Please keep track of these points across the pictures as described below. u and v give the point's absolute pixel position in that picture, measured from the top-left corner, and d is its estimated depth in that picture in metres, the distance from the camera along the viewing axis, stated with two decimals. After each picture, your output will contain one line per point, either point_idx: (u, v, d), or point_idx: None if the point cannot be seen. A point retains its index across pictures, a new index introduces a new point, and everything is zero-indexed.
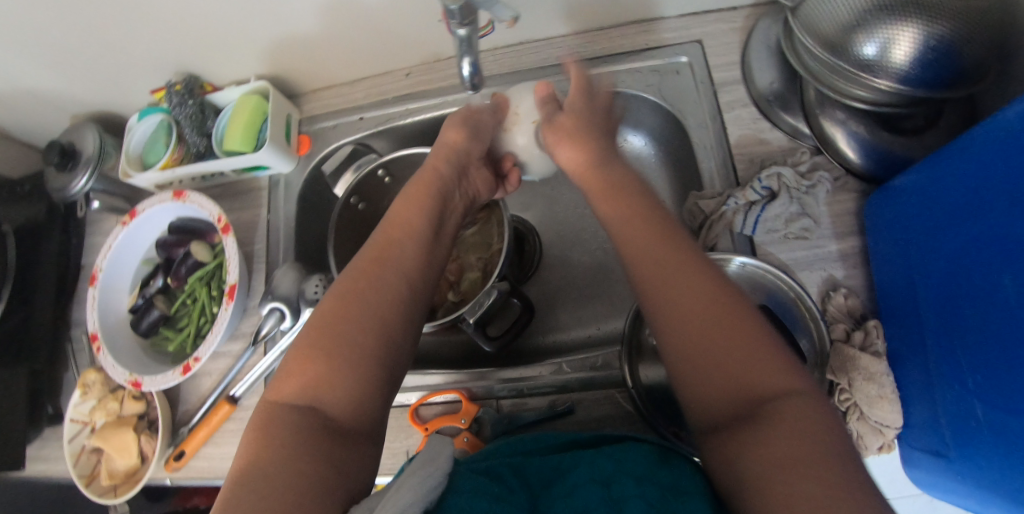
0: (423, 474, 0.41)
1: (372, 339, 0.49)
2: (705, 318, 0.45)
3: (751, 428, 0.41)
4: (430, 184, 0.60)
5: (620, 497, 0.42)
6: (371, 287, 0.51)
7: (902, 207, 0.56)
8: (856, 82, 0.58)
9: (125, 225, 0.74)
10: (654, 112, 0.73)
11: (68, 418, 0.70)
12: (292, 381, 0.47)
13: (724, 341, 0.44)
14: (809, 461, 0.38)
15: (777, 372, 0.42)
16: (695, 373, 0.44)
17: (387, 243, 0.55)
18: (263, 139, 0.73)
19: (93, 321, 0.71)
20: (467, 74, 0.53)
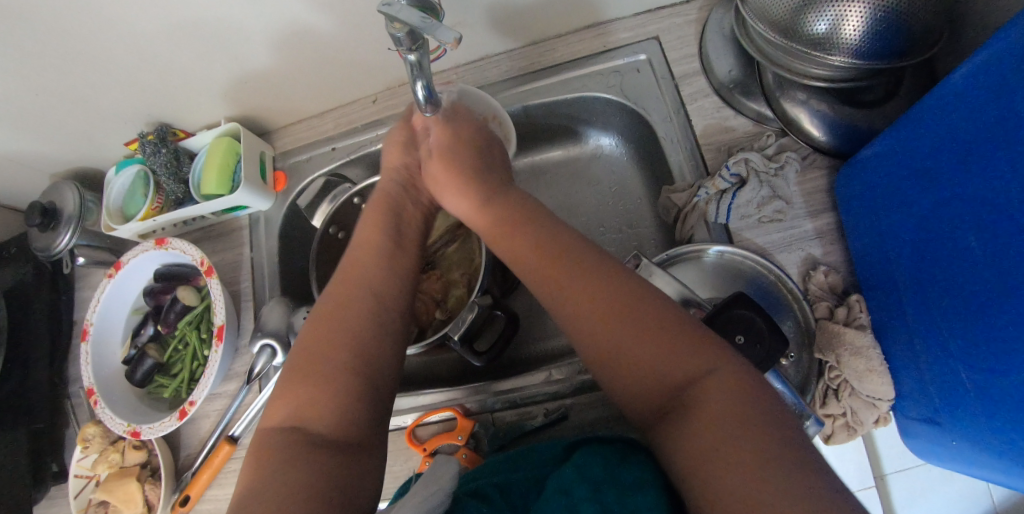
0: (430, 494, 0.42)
1: (346, 354, 0.49)
2: (616, 318, 0.46)
3: (682, 420, 0.41)
4: (385, 204, 0.62)
5: (575, 502, 0.41)
6: (344, 306, 0.52)
7: (869, 178, 0.57)
8: (811, 61, 0.58)
9: (111, 278, 0.74)
10: (620, 112, 0.73)
11: (73, 473, 0.71)
12: (278, 410, 0.47)
13: (640, 337, 0.44)
14: (737, 441, 0.38)
15: (694, 358, 0.43)
16: (624, 373, 0.45)
17: (348, 264, 0.56)
18: (239, 180, 0.74)
19: (87, 376, 0.71)
20: (422, 96, 0.55)
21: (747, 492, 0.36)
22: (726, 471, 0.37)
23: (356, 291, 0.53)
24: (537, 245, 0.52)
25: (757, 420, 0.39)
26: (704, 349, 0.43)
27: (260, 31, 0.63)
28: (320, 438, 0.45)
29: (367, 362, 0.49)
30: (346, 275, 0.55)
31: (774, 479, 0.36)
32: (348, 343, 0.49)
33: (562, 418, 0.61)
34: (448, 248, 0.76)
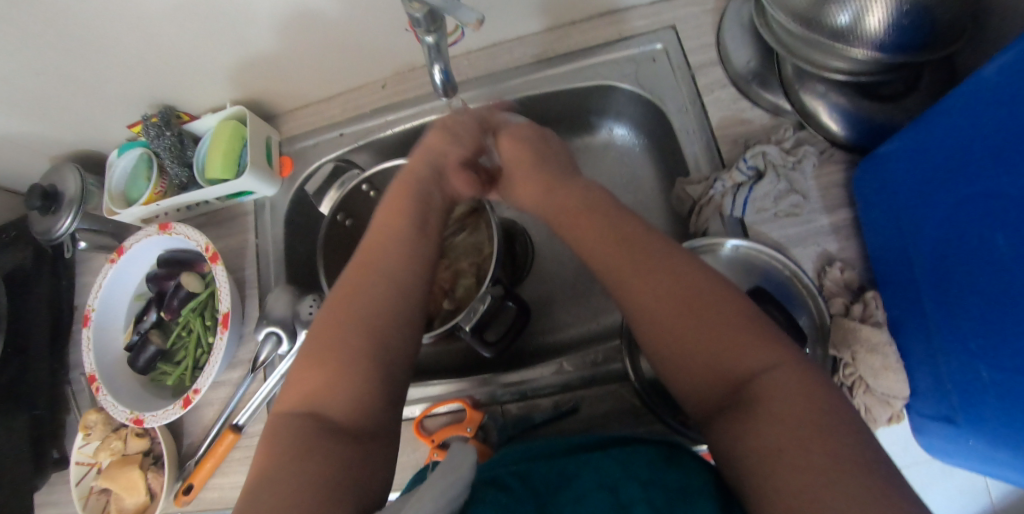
0: (447, 482, 0.41)
1: (365, 343, 0.48)
2: (681, 311, 0.46)
3: (743, 414, 0.41)
4: (415, 184, 0.61)
5: (627, 501, 0.42)
6: (364, 291, 0.51)
7: (887, 176, 0.56)
8: (831, 54, 0.57)
9: (114, 263, 0.73)
10: (634, 102, 0.72)
11: (74, 460, 0.70)
12: (292, 392, 0.47)
13: (707, 330, 0.45)
14: (803, 442, 0.38)
15: (761, 355, 0.43)
16: (681, 366, 0.46)
17: (374, 244, 0.55)
18: (244, 165, 0.72)
19: (89, 363, 0.70)
20: (439, 80, 0.54)
21: (817, 495, 0.36)
22: (788, 468, 0.38)
23: (375, 274, 0.52)
24: (609, 246, 0.52)
25: (825, 418, 0.39)
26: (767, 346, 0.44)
27: (268, 13, 0.62)
28: (331, 422, 0.44)
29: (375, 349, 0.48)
30: (366, 255, 0.54)
31: (843, 482, 0.36)
32: (361, 329, 0.49)
33: (572, 411, 0.60)
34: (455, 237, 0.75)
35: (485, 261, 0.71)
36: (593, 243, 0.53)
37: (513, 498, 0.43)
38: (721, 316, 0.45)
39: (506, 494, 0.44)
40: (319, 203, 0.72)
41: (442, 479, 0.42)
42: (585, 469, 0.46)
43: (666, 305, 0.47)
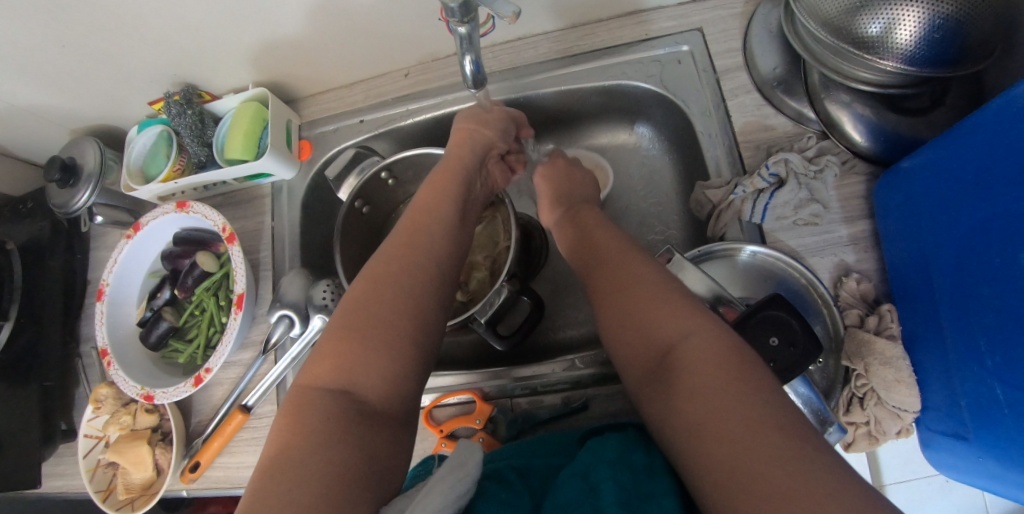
0: (453, 479, 0.41)
1: (407, 323, 0.48)
2: (623, 289, 0.49)
3: (665, 386, 0.42)
4: (454, 170, 0.61)
5: (596, 482, 0.41)
6: (405, 269, 0.51)
7: (909, 191, 0.56)
8: (859, 64, 0.57)
9: (129, 239, 0.74)
10: (657, 102, 0.72)
11: (82, 432, 0.71)
12: (325, 367, 0.46)
13: (642, 306, 0.47)
14: (711, 407, 0.39)
15: (684, 326, 0.44)
16: (622, 348, 0.47)
17: (412, 222, 0.56)
18: (264, 147, 0.72)
19: (102, 337, 0.70)
20: (468, 71, 0.53)
21: (723, 460, 0.36)
22: (700, 433, 0.38)
23: (415, 257, 0.52)
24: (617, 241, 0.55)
25: (740, 383, 0.39)
26: (697, 320, 0.44)
27: None
28: (361, 403, 0.44)
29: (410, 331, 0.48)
30: (401, 235, 0.54)
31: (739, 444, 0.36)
32: (402, 311, 0.48)
33: (581, 408, 0.60)
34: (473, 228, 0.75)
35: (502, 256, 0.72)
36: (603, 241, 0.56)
37: (511, 494, 0.45)
38: (654, 294, 0.47)
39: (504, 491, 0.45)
40: (338, 189, 0.73)
41: (450, 475, 0.42)
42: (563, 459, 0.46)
43: (614, 290, 0.50)
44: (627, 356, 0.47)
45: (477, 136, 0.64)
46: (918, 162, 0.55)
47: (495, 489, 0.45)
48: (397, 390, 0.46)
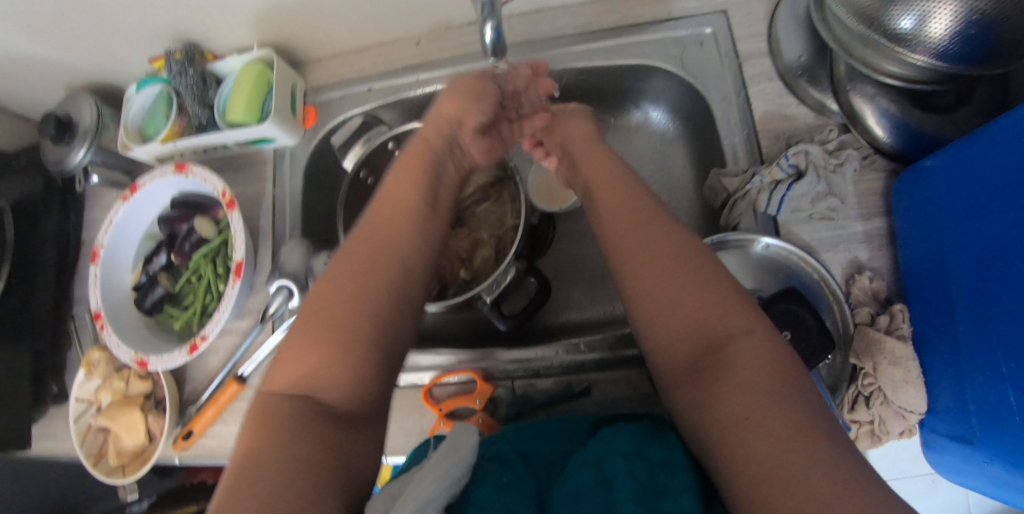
0: (447, 466, 0.41)
1: (369, 322, 0.46)
2: (668, 270, 0.46)
3: (712, 378, 0.41)
4: (422, 159, 0.58)
5: (610, 476, 0.41)
6: (367, 267, 0.49)
7: (928, 190, 0.55)
8: (887, 55, 0.55)
9: (126, 200, 0.72)
10: (676, 85, 0.70)
11: (74, 396, 0.69)
12: (285, 373, 0.44)
13: (690, 290, 0.45)
14: (765, 404, 0.38)
15: (736, 319, 0.43)
16: (661, 330, 0.45)
17: (380, 215, 0.53)
18: (268, 111, 0.70)
19: (95, 300, 0.69)
20: (489, 37, 0.52)
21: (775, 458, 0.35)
22: (748, 425, 0.37)
23: (379, 253, 0.50)
24: (632, 221, 0.50)
25: (792, 386, 0.39)
26: (747, 315, 0.43)
27: None
28: (324, 403, 0.43)
29: (375, 326, 0.46)
30: (366, 232, 0.52)
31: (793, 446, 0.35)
32: (369, 306, 0.47)
33: (584, 393, 0.60)
34: (480, 206, 0.73)
35: (508, 235, 0.70)
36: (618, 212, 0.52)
37: (513, 476, 0.43)
38: (704, 279, 0.45)
39: (506, 472, 0.44)
40: (342, 159, 0.71)
41: (445, 459, 0.42)
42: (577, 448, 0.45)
43: (662, 269, 0.46)
44: (667, 338, 0.45)
45: (450, 115, 0.60)
46: (942, 162, 0.54)
47: (496, 470, 0.44)
48: (366, 388, 0.45)
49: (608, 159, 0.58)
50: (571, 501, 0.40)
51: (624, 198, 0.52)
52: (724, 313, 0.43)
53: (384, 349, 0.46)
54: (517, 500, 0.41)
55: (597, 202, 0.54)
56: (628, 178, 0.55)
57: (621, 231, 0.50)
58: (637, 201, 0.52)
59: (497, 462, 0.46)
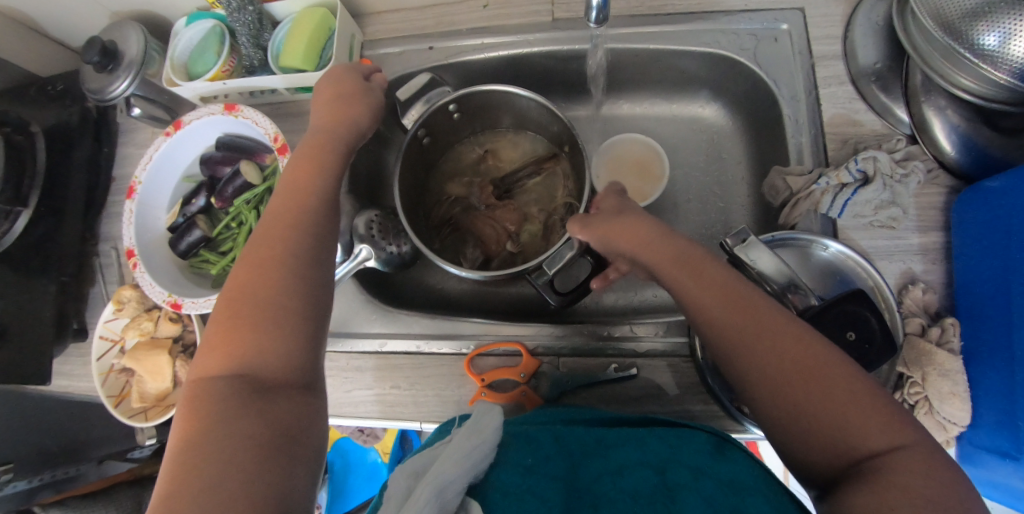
0: (473, 445, 0.45)
1: (298, 298, 0.45)
2: (795, 369, 0.41)
3: (855, 486, 0.37)
4: (322, 150, 0.53)
5: (677, 482, 0.45)
6: (273, 241, 0.46)
7: (988, 210, 0.56)
8: (966, 70, 0.55)
9: (168, 136, 0.69)
10: (743, 78, 0.69)
11: (98, 333, 0.67)
12: (214, 356, 0.42)
13: (823, 391, 0.40)
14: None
15: (877, 427, 0.38)
16: (767, 408, 0.42)
17: (286, 194, 0.50)
18: (326, 58, 0.69)
19: (128, 237, 0.67)
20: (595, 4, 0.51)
21: None
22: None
23: (292, 231, 0.47)
24: (726, 307, 0.45)
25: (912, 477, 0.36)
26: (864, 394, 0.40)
27: None
28: (254, 378, 0.41)
29: (297, 300, 0.44)
30: (278, 209, 0.49)
31: None
32: (290, 281, 0.45)
33: (633, 375, 0.61)
34: (530, 179, 0.72)
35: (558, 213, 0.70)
36: (699, 286, 0.47)
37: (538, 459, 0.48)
38: (840, 382, 0.40)
39: (530, 456, 0.48)
40: (404, 112, 0.67)
41: (469, 439, 0.46)
42: (622, 446, 0.50)
43: (774, 356, 0.42)
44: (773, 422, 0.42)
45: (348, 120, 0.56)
46: (1007, 184, 0.54)
47: (520, 452, 0.49)
48: (299, 355, 0.43)
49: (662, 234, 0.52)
50: (629, 495, 0.45)
51: (706, 267, 0.48)
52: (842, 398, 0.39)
53: (307, 313, 0.45)
54: (542, 483, 0.45)
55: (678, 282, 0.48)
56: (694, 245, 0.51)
57: (710, 307, 0.46)
58: (724, 272, 0.47)
59: (521, 445, 0.50)
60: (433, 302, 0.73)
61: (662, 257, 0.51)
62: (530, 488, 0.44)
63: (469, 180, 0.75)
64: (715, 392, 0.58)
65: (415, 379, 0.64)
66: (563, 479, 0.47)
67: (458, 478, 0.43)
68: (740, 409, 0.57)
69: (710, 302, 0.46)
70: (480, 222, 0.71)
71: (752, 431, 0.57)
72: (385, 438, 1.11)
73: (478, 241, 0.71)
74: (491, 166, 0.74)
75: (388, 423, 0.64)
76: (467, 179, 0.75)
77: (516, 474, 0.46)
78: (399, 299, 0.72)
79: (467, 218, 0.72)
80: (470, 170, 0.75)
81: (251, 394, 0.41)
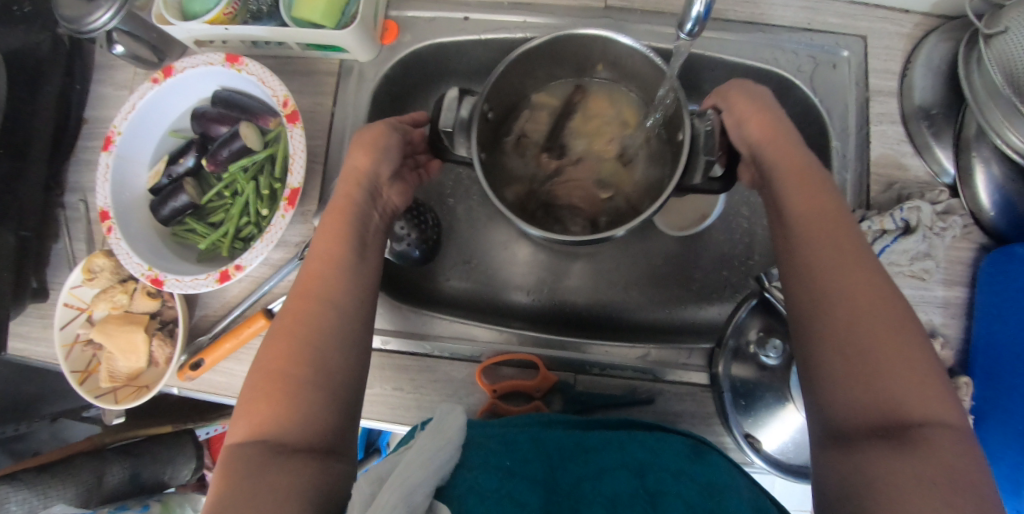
0: (436, 446, 0.42)
1: (332, 363, 0.43)
2: (879, 325, 0.39)
3: (893, 450, 0.36)
4: (344, 215, 0.49)
5: (655, 489, 0.44)
6: (311, 312, 0.44)
7: (1017, 276, 0.56)
8: (1019, 124, 0.52)
9: (156, 83, 0.60)
10: (793, 100, 0.67)
11: (62, 301, 0.60)
12: (243, 422, 0.40)
13: (905, 352, 0.38)
14: (940, 487, 0.34)
15: (929, 396, 0.37)
16: (837, 377, 0.40)
17: (318, 256, 0.47)
18: (349, 16, 0.61)
19: (103, 196, 0.58)
20: (694, 12, 0.44)
21: None
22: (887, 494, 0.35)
23: (330, 301, 0.45)
24: (838, 257, 0.43)
25: (951, 456, 0.35)
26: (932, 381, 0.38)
27: None
28: (275, 438, 0.39)
29: (323, 374, 0.42)
30: (310, 264, 0.47)
31: None
32: (322, 349, 0.43)
33: (650, 401, 0.59)
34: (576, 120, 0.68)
35: (640, 143, 0.66)
36: (815, 235, 0.45)
37: (515, 463, 0.45)
38: (914, 352, 0.38)
39: (509, 460, 0.46)
40: (453, 146, 0.58)
41: (432, 442, 0.42)
42: (602, 450, 0.48)
43: (863, 310, 0.40)
44: (827, 381, 0.40)
45: (363, 171, 0.51)
46: None
47: (496, 454, 0.46)
48: (323, 419, 0.41)
49: (802, 158, 0.49)
50: (608, 501, 0.43)
51: (827, 210, 0.46)
52: (906, 366, 0.38)
53: (340, 383, 0.43)
54: (520, 487, 0.42)
55: (787, 211, 0.47)
56: (819, 178, 0.48)
57: (815, 251, 0.44)
58: (842, 222, 0.45)
59: (499, 445, 0.48)
60: (445, 302, 0.70)
61: (785, 192, 0.48)
62: (508, 493, 0.41)
63: (523, 158, 0.68)
64: (728, 423, 0.57)
65: (420, 382, 0.60)
66: (541, 485, 0.44)
67: (426, 482, 0.39)
68: (750, 442, 0.57)
69: (817, 247, 0.44)
70: (567, 192, 0.66)
71: (756, 464, 0.57)
72: None
73: (571, 212, 0.66)
74: (530, 143, 0.68)
75: (385, 426, 0.60)
76: (519, 171, 0.67)
77: (480, 476, 0.42)
78: (415, 297, 0.69)
79: (548, 195, 0.66)
80: (518, 162, 0.68)
81: (265, 457, 0.38)
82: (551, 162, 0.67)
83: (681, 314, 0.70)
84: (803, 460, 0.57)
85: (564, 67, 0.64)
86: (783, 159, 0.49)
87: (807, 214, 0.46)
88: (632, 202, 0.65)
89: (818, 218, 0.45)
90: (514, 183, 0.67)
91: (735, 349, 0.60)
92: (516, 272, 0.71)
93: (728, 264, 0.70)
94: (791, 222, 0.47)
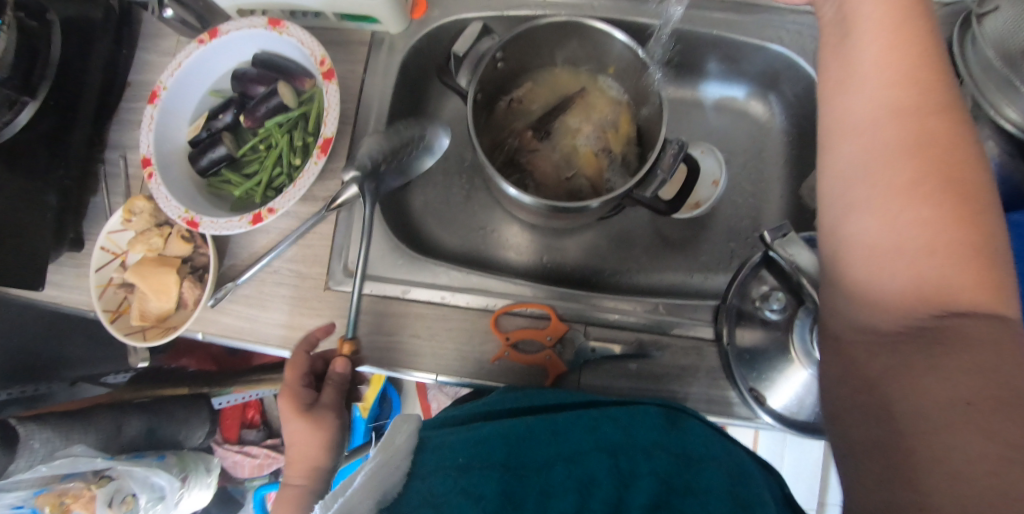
0: (392, 466, 0.46)
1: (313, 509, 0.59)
2: (908, 213, 0.36)
3: (929, 348, 0.32)
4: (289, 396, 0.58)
5: (629, 470, 0.46)
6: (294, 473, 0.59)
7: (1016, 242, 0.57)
8: (1016, 99, 0.56)
9: (202, 44, 0.65)
10: (798, 79, 0.71)
11: (99, 244, 0.64)
12: None
13: (933, 236, 0.35)
14: (966, 391, 0.30)
15: (967, 290, 0.33)
16: (867, 278, 0.38)
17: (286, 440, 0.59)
18: None
19: (147, 145, 0.62)
20: None
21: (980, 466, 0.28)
22: (922, 367, 0.32)
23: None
24: (885, 124, 0.39)
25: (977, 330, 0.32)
26: (978, 275, 0.34)
27: None
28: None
29: None
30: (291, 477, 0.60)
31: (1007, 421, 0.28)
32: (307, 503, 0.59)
33: (656, 354, 0.61)
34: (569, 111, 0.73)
35: (619, 142, 0.71)
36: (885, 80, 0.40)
37: (472, 454, 0.47)
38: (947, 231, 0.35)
39: (464, 453, 0.47)
40: (458, 71, 0.65)
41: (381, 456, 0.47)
42: (573, 432, 0.49)
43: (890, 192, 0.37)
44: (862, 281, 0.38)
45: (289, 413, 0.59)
46: None
47: (455, 452, 0.47)
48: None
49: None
50: (581, 483, 0.45)
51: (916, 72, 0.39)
52: (933, 233, 0.35)
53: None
54: (478, 480, 0.44)
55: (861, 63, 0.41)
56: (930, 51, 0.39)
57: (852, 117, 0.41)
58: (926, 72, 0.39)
59: (462, 437, 0.49)
60: (463, 260, 0.74)
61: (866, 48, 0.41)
62: (465, 489, 0.43)
63: (508, 124, 0.73)
64: (734, 378, 0.60)
65: (436, 330, 0.63)
66: (504, 468, 0.45)
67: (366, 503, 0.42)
68: (756, 398, 0.59)
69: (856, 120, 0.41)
70: (535, 164, 0.71)
71: (763, 419, 0.59)
72: (367, 393, 1.06)
73: (535, 182, 0.71)
74: (518, 112, 0.74)
75: (401, 371, 0.62)
76: (503, 132, 0.73)
77: (433, 483, 0.44)
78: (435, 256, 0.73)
79: (521, 163, 0.71)
80: (501, 123, 0.73)
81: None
82: (533, 141, 0.71)
83: (688, 281, 0.73)
84: (811, 416, 0.58)
85: (591, 59, 0.71)
86: (888, 34, 0.40)
87: (895, 79, 0.39)
88: (595, 183, 0.70)
89: (908, 89, 0.39)
90: (493, 142, 0.72)
91: (739, 309, 0.62)
92: (529, 240, 0.75)
93: (735, 236, 0.74)
94: (839, 98, 0.43)
